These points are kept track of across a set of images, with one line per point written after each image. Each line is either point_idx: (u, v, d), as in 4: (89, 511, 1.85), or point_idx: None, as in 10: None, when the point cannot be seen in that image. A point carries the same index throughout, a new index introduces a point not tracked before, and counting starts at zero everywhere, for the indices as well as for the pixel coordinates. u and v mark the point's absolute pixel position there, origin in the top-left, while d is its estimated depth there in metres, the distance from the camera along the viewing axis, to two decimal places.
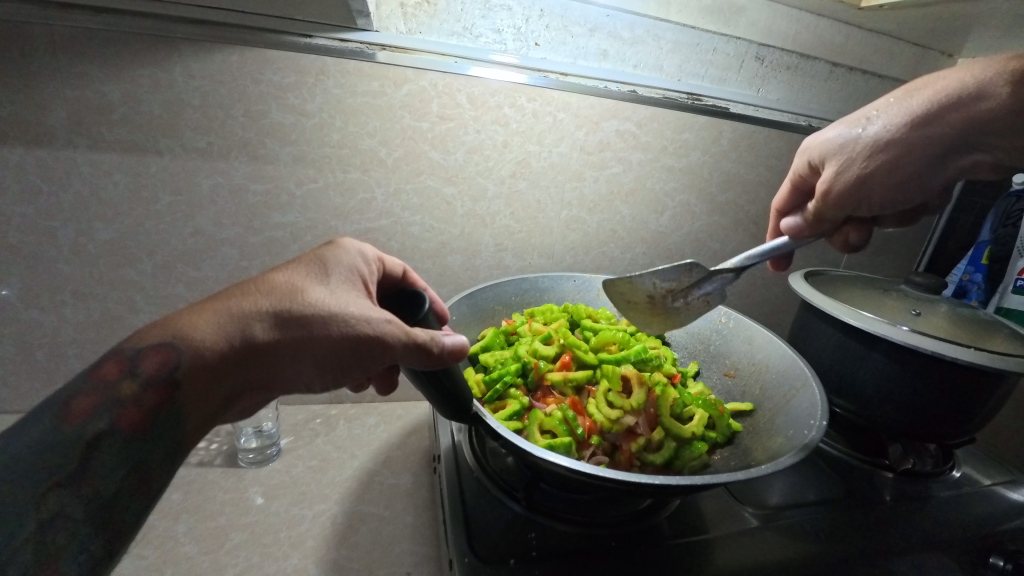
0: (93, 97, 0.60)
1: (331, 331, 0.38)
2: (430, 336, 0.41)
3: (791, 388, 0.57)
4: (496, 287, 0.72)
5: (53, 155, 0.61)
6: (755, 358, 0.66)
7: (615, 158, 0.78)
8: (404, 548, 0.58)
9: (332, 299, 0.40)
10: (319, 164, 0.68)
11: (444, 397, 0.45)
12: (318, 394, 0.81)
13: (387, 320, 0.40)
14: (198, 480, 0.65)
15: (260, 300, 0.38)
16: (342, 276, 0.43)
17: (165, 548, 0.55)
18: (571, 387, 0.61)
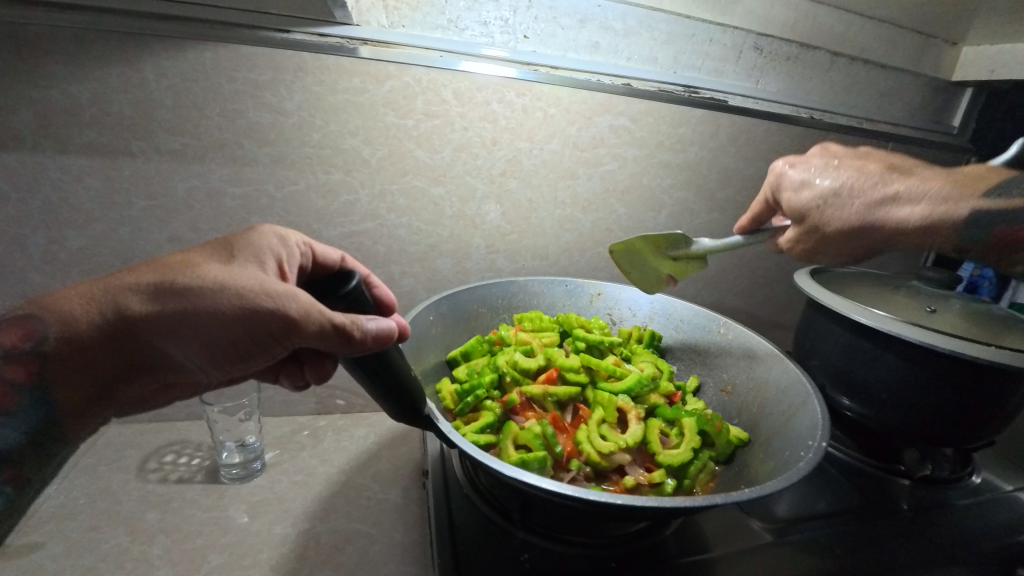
0: (60, 98, 0.57)
1: (215, 302, 0.37)
2: (351, 319, 0.38)
3: (792, 408, 0.54)
4: (481, 289, 0.68)
5: (20, 159, 0.59)
6: (755, 372, 0.62)
7: (610, 155, 0.75)
8: (392, 569, 0.54)
9: (227, 272, 0.39)
10: (299, 166, 0.65)
11: (384, 389, 0.43)
12: (305, 405, 0.78)
13: (299, 296, 0.38)
14: (176, 498, 0.62)
15: (142, 275, 0.38)
16: (250, 257, 0.42)
17: (138, 572, 0.52)
18: (550, 401, 0.58)
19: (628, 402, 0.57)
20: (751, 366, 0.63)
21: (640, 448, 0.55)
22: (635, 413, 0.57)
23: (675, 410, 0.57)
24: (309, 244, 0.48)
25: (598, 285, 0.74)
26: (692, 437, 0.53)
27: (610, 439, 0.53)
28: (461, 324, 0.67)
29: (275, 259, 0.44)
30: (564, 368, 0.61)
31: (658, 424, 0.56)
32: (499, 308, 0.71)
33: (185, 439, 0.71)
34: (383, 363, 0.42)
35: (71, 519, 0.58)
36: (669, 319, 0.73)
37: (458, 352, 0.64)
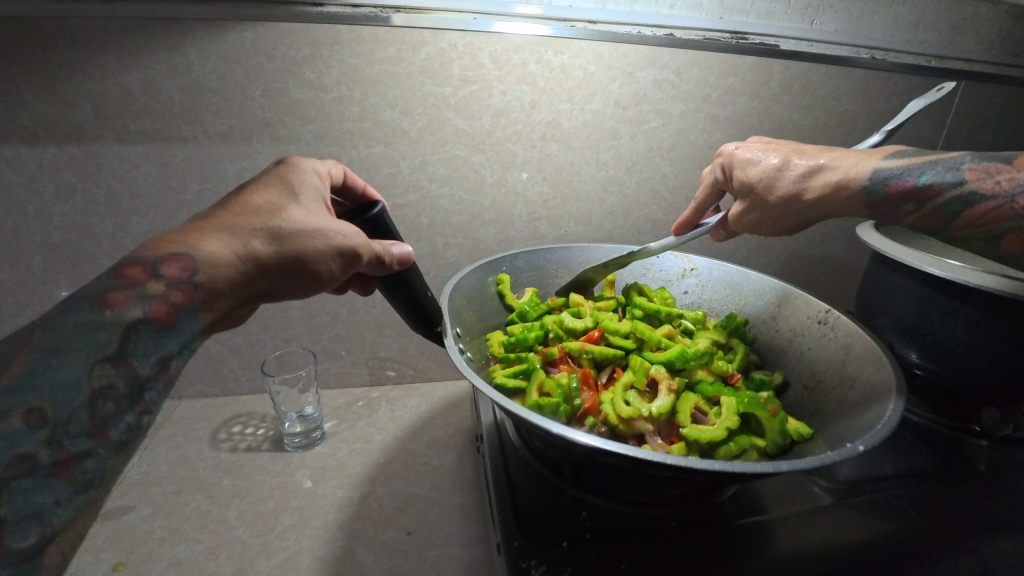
0: (114, 88, 0.59)
1: (318, 246, 0.40)
2: (381, 246, 0.43)
3: (868, 408, 0.46)
4: (565, 251, 0.69)
5: (83, 150, 0.61)
6: (845, 369, 0.53)
7: (654, 111, 0.72)
8: (454, 530, 0.56)
9: (313, 216, 0.41)
10: (341, 141, 0.66)
11: (408, 307, 0.48)
12: (359, 377, 0.81)
13: (357, 233, 0.42)
14: (246, 465, 0.66)
15: (251, 219, 0.39)
16: (310, 198, 0.44)
17: (218, 532, 0.56)
18: (586, 358, 0.57)
19: (663, 373, 0.53)
20: (844, 363, 0.54)
21: (669, 420, 0.51)
22: (667, 384, 0.52)
23: (717, 387, 0.53)
24: (326, 170, 0.50)
25: (691, 259, 0.71)
26: (729, 417, 0.49)
27: (632, 405, 0.50)
28: (538, 280, 0.68)
29: (322, 195, 0.46)
30: (609, 331, 0.59)
31: (694, 400, 0.52)
32: (583, 274, 0.71)
33: (251, 411, 0.75)
34: (399, 281, 0.47)
35: (156, 484, 0.62)
36: (763, 301, 0.66)
37: (515, 313, 0.62)
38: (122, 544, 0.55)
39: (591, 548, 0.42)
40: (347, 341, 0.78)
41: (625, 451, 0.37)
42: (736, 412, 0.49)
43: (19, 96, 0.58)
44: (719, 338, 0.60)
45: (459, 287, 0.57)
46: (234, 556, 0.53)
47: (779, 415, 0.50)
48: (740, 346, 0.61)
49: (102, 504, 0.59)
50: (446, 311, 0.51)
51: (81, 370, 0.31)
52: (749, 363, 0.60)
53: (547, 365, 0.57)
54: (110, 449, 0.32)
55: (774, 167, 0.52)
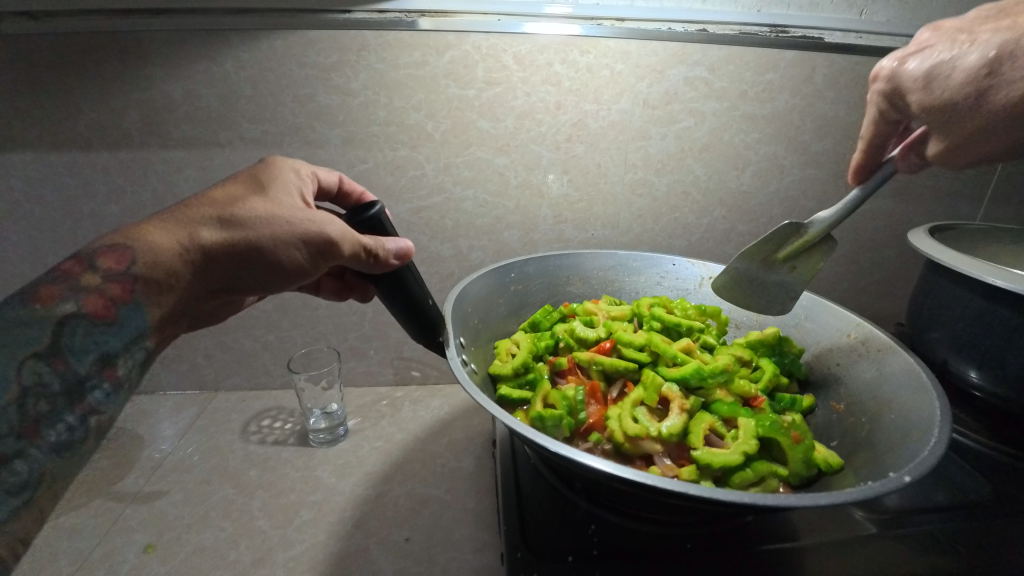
0: (159, 97, 0.63)
1: (274, 233, 0.40)
2: (376, 241, 0.43)
3: (903, 435, 0.43)
4: (577, 257, 0.67)
5: (132, 155, 0.66)
6: (880, 392, 0.49)
7: (685, 110, 0.69)
8: (466, 534, 0.56)
9: (273, 204, 0.42)
10: (367, 144, 0.67)
11: (408, 314, 0.48)
12: (384, 376, 0.82)
13: (330, 221, 0.42)
14: (273, 457, 0.68)
15: (204, 209, 0.41)
16: (281, 190, 0.44)
17: (242, 521, 0.58)
18: (596, 370, 0.55)
19: (675, 392, 0.50)
20: (877, 384, 0.50)
21: (679, 443, 0.48)
22: (679, 404, 0.49)
23: (735, 409, 0.49)
24: (314, 172, 0.51)
25: (710, 267, 0.66)
26: (746, 441, 0.45)
27: (640, 424, 0.48)
28: (548, 288, 0.67)
29: (300, 191, 0.47)
30: (622, 343, 0.56)
31: (709, 420, 0.49)
32: (593, 282, 0.68)
33: (281, 406, 0.78)
34: (396, 287, 0.47)
35: (189, 472, 0.65)
36: (792, 314, 0.62)
37: (526, 324, 0.62)
38: (154, 527, 0.58)
39: (596, 565, 0.41)
40: (373, 341, 0.79)
41: (630, 476, 0.35)
42: (754, 438, 0.46)
43: (75, 105, 0.62)
44: (751, 356, 0.58)
45: (464, 292, 0.55)
46: (254, 545, 0.55)
47: (803, 444, 0.46)
48: (769, 361, 0.57)
49: (139, 488, 0.63)
50: (451, 317, 0.50)
51: (10, 366, 0.34)
52: (783, 388, 0.57)
53: (556, 375, 0.56)
54: (52, 447, 0.35)
55: (991, 61, 0.38)
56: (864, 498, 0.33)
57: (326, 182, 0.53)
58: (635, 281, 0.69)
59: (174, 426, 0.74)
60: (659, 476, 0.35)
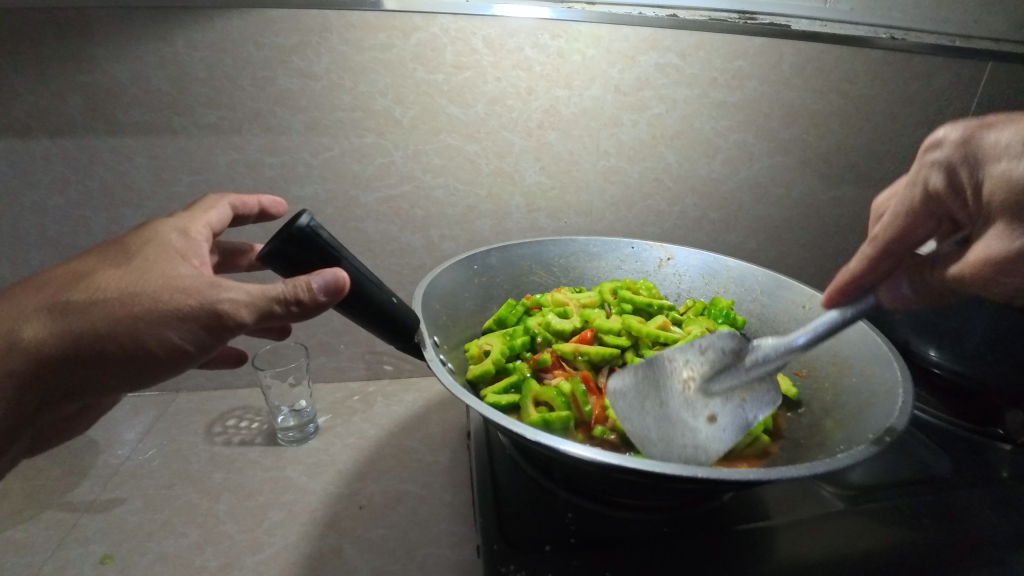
0: (105, 79, 0.59)
1: (130, 314, 0.35)
2: (290, 285, 0.35)
3: (870, 397, 0.43)
4: (537, 246, 0.64)
5: (76, 143, 0.61)
6: (839, 355, 0.50)
7: (656, 96, 0.69)
8: (443, 528, 0.55)
9: (134, 277, 0.37)
10: (332, 130, 0.64)
11: (381, 318, 0.41)
12: (356, 371, 0.80)
13: (209, 290, 0.36)
14: (239, 459, 0.65)
15: (39, 298, 0.36)
16: (150, 254, 0.39)
17: (207, 526, 0.56)
18: (583, 361, 0.53)
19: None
20: (835, 348, 0.51)
21: None
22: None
23: None
24: (205, 224, 0.47)
25: (668, 248, 0.66)
26: None
27: None
28: (513, 280, 0.63)
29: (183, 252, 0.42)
30: (603, 330, 0.55)
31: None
32: (556, 270, 0.66)
33: (247, 404, 0.75)
34: (356, 296, 0.39)
35: (149, 477, 0.62)
36: (746, 289, 0.62)
37: (493, 320, 0.57)
38: (112, 536, 0.55)
39: (574, 554, 0.40)
40: (343, 335, 0.77)
41: (611, 460, 0.34)
42: None
43: (10, 88, 0.58)
44: (714, 325, 0.57)
45: (432, 288, 0.52)
46: (221, 551, 0.53)
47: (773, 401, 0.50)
48: (731, 329, 0.57)
49: (95, 496, 0.60)
50: (423, 319, 0.46)
51: None
52: None
53: (541, 373, 0.53)
54: None
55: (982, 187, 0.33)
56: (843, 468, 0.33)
57: (218, 222, 0.48)
58: (596, 267, 0.67)
59: (133, 429, 0.70)
60: (639, 458, 0.34)
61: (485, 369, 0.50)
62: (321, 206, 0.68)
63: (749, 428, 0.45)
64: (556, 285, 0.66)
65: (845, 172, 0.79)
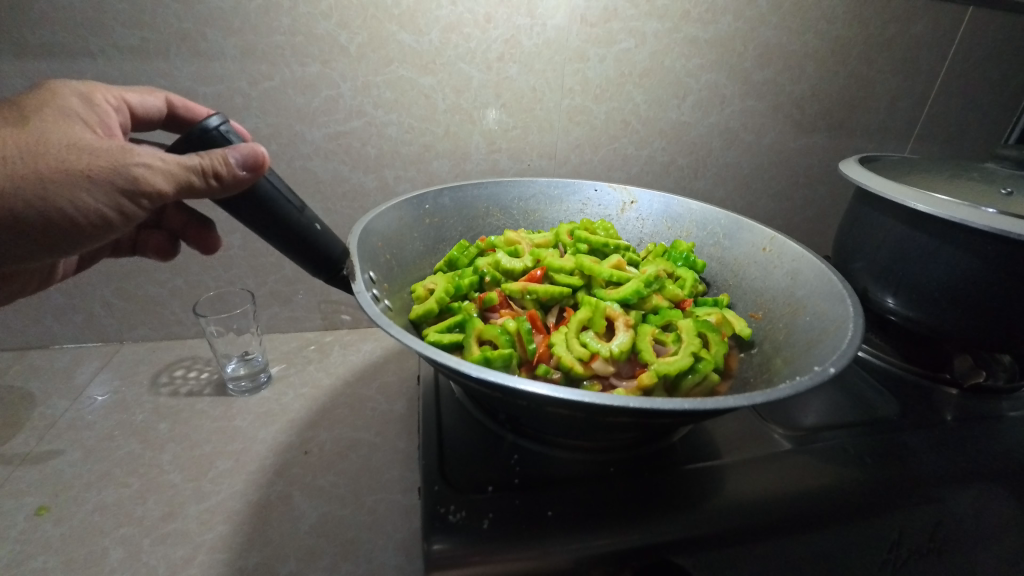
0: None
1: (34, 176, 0.33)
2: (205, 156, 0.33)
3: (821, 333, 0.43)
4: (494, 186, 0.62)
5: None
6: (794, 296, 0.50)
7: (625, 29, 0.64)
8: (395, 474, 0.54)
9: (30, 137, 0.34)
10: (271, 58, 0.59)
11: (294, 241, 0.38)
12: (311, 321, 0.77)
13: (133, 154, 0.34)
14: (186, 409, 0.63)
15: None
16: (47, 117, 0.37)
17: (149, 476, 0.54)
18: (530, 300, 0.51)
19: (617, 310, 0.49)
20: (791, 289, 0.50)
21: (631, 360, 0.47)
22: (624, 320, 0.48)
23: (670, 315, 0.50)
24: (121, 97, 0.45)
25: (631, 192, 0.64)
26: (691, 340, 0.46)
27: (588, 348, 0.45)
28: (465, 222, 0.61)
29: (83, 119, 0.40)
30: (553, 270, 0.53)
31: (650, 331, 0.48)
32: (514, 212, 0.64)
33: (196, 355, 0.72)
34: (269, 216, 0.37)
35: (89, 428, 0.60)
36: (708, 232, 0.61)
37: (442, 262, 0.55)
38: (48, 488, 0.52)
39: (517, 494, 0.40)
40: (296, 284, 0.74)
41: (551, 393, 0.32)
42: (695, 336, 0.47)
43: None
44: (672, 267, 0.56)
45: (372, 224, 0.48)
46: (164, 500, 0.51)
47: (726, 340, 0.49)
48: (689, 272, 0.57)
49: (29, 449, 0.57)
50: (357, 249, 0.43)
51: None
52: (696, 291, 0.56)
53: (488, 313, 0.51)
54: None
55: None
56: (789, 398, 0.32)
57: (141, 106, 0.46)
58: (556, 211, 0.65)
59: (72, 380, 0.67)
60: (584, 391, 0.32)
61: (428, 308, 0.48)
62: (263, 143, 0.63)
63: (697, 366, 0.44)
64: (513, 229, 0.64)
65: (816, 118, 0.77)
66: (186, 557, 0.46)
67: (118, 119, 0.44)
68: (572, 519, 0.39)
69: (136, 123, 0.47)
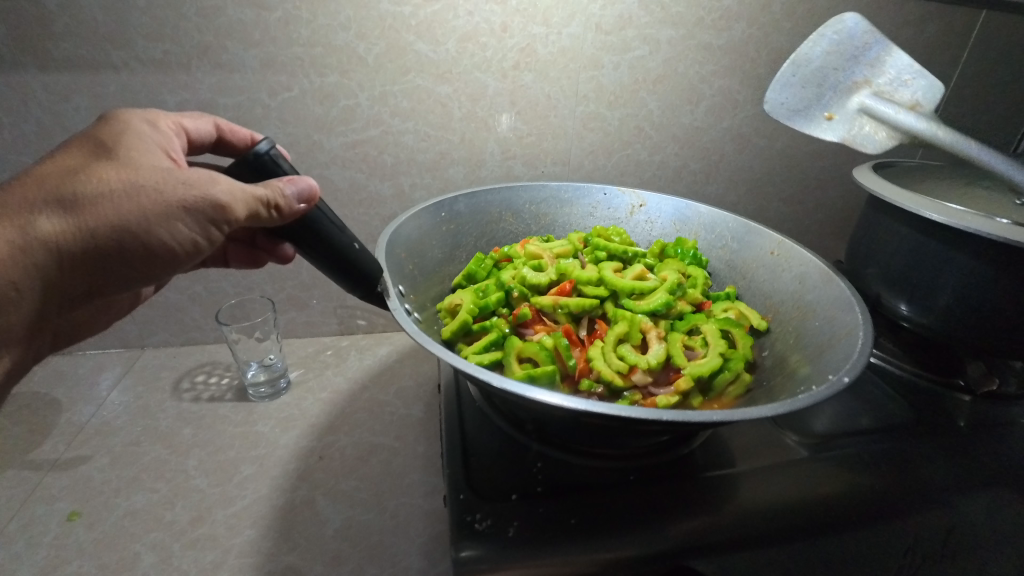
0: (29, 5, 0.53)
1: (137, 206, 0.34)
2: (274, 189, 0.35)
3: (832, 338, 0.44)
4: (507, 191, 0.62)
5: (4, 79, 0.55)
6: (803, 300, 0.50)
7: (639, 37, 0.65)
8: (416, 479, 0.55)
9: (129, 168, 0.35)
10: (290, 68, 0.59)
11: (337, 263, 0.38)
12: (328, 325, 0.78)
13: (219, 182, 0.35)
14: (208, 414, 0.64)
15: (32, 191, 0.34)
16: (134, 147, 0.37)
17: (176, 481, 0.55)
18: (562, 313, 0.52)
19: (649, 322, 0.49)
20: (800, 294, 0.51)
21: (665, 368, 0.48)
22: (657, 332, 0.49)
23: (694, 319, 0.51)
24: (178, 122, 0.45)
25: (640, 194, 0.64)
26: (720, 343, 0.48)
27: (626, 360, 0.46)
28: (480, 227, 0.61)
29: (161, 144, 0.40)
30: (580, 282, 0.54)
31: (679, 338, 0.49)
32: (526, 216, 0.64)
33: (215, 360, 0.73)
34: (314, 235, 0.38)
35: (115, 434, 0.61)
36: (716, 236, 0.62)
37: (461, 275, 0.56)
38: (78, 494, 0.54)
39: (541, 501, 0.41)
40: (313, 289, 0.75)
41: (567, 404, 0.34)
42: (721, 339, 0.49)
43: None
44: (684, 266, 0.57)
45: (396, 236, 0.49)
46: (192, 505, 0.52)
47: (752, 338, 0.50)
48: (698, 269, 0.57)
49: (59, 454, 0.58)
50: (386, 267, 0.44)
51: None
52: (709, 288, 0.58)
53: (522, 328, 0.51)
54: None
55: None
56: (799, 409, 0.33)
57: (195, 132, 0.46)
58: (567, 213, 0.66)
59: (95, 387, 0.68)
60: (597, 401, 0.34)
61: (460, 326, 0.49)
62: (282, 152, 0.64)
63: (728, 365, 0.46)
64: (526, 232, 0.65)
65: None
66: (216, 561, 0.47)
67: (178, 143, 0.44)
68: (596, 525, 0.40)
69: (189, 147, 0.47)
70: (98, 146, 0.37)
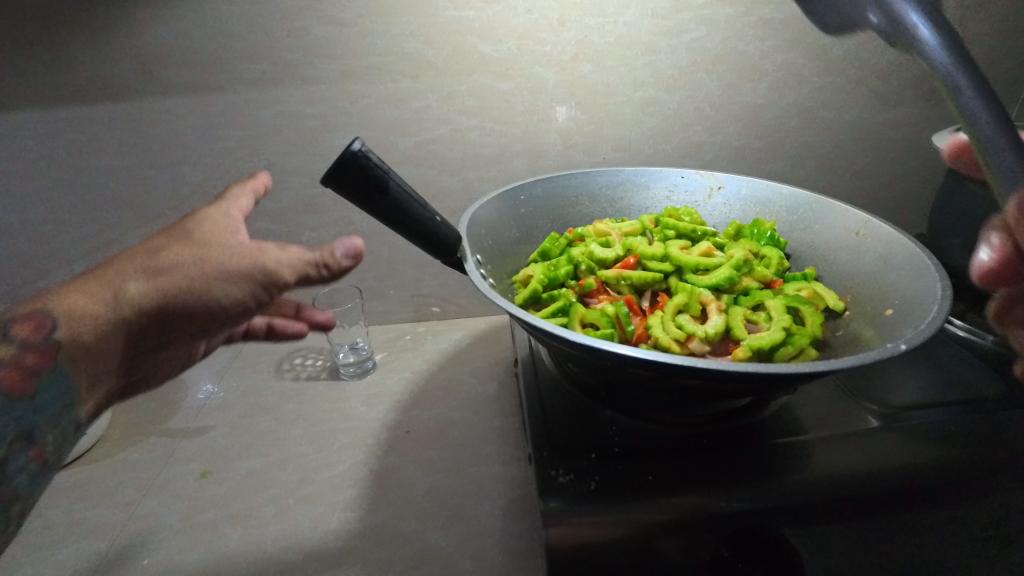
0: (153, 42, 0.62)
1: (206, 286, 0.39)
2: (322, 254, 0.39)
3: (910, 316, 0.44)
4: (582, 177, 0.65)
5: (137, 106, 0.66)
6: (884, 279, 0.50)
7: (696, 19, 0.65)
8: (493, 449, 0.60)
9: (196, 246, 0.40)
10: (367, 77, 0.65)
11: (426, 238, 0.44)
12: (404, 312, 0.84)
13: (275, 260, 0.39)
14: (306, 391, 0.72)
15: (130, 265, 0.40)
16: (208, 228, 0.42)
17: (285, 447, 0.63)
18: (624, 286, 0.54)
19: (710, 295, 0.51)
20: (882, 270, 0.51)
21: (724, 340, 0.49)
22: (717, 305, 0.51)
23: (759, 296, 0.52)
24: (250, 189, 0.46)
25: (717, 177, 0.65)
26: (784, 317, 0.48)
27: (684, 329, 0.48)
28: (556, 211, 0.65)
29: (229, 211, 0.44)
30: (644, 256, 0.56)
31: (741, 312, 0.50)
32: (602, 201, 0.66)
33: (309, 345, 0.82)
34: (402, 213, 0.42)
35: (231, 408, 0.70)
36: (798, 217, 0.61)
37: (537, 253, 0.60)
38: (206, 456, 0.63)
39: (618, 460, 0.44)
40: (391, 279, 0.81)
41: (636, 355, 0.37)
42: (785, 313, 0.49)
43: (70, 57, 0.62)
44: (757, 246, 0.58)
45: (476, 214, 0.54)
46: (299, 467, 0.60)
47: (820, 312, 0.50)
48: (773, 249, 0.58)
49: (189, 424, 0.68)
50: (467, 238, 0.49)
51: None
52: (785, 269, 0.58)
53: (584, 298, 0.55)
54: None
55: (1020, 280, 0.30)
56: (853, 366, 0.35)
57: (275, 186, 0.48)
58: (643, 198, 0.67)
59: (211, 368, 0.78)
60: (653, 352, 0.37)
61: (532, 294, 0.53)
62: None
63: (791, 340, 0.46)
64: (600, 216, 0.67)
65: (905, 89, 0.73)
66: (324, 514, 0.54)
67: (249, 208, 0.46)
68: (672, 482, 0.42)
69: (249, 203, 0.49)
70: (179, 223, 0.42)
